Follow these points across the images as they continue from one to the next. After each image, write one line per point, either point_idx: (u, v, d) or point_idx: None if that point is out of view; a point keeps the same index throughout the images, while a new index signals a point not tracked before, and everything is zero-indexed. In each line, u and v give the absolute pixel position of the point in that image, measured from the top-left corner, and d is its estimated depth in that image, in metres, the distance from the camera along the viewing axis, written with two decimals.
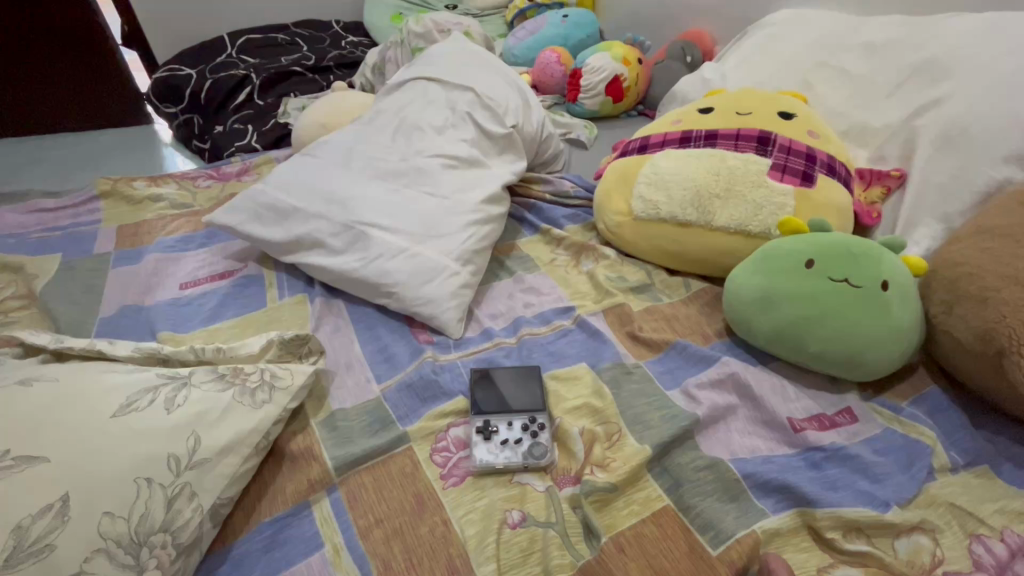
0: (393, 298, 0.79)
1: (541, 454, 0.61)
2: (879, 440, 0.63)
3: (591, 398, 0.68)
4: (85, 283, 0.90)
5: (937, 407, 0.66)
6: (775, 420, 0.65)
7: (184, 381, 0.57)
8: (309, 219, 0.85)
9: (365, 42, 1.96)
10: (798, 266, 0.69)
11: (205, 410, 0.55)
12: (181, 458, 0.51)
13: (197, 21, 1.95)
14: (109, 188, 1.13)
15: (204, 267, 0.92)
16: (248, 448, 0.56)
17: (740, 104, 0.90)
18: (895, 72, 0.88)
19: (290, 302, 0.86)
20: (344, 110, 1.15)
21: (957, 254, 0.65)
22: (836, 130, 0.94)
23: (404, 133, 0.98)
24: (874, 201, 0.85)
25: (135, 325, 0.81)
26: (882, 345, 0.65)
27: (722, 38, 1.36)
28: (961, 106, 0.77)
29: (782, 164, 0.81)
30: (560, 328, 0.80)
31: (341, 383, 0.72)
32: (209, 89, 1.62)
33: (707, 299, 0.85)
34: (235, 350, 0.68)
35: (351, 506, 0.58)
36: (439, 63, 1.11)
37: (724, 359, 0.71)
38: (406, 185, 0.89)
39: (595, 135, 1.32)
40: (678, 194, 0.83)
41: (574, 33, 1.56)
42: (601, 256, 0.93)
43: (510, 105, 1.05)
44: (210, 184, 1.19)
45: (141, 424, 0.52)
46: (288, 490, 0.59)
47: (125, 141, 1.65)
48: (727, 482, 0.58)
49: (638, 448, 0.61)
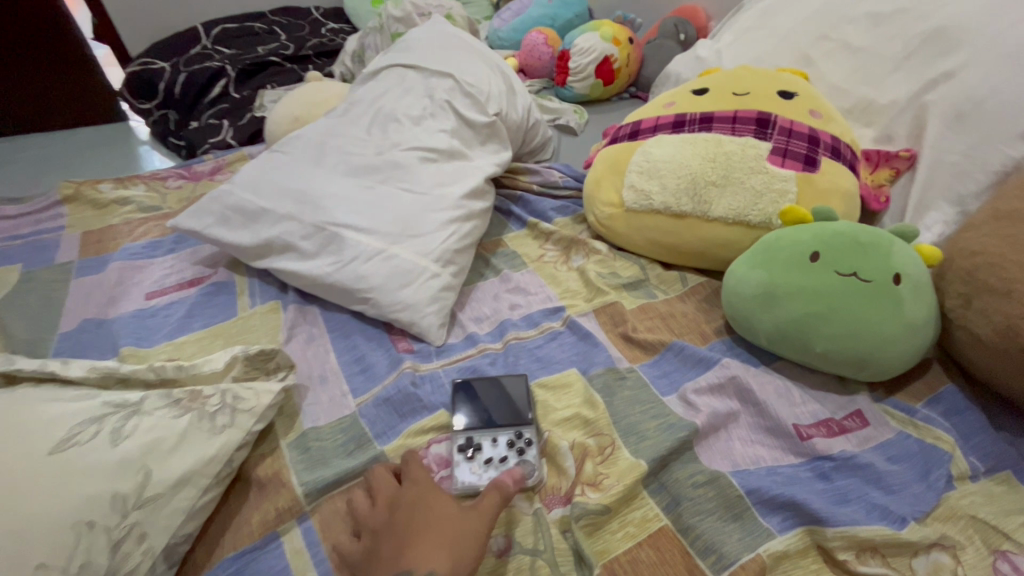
0: (370, 303, 0.74)
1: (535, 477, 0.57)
2: (892, 446, 0.59)
3: (583, 408, 0.64)
4: (44, 295, 0.84)
5: (954, 408, 0.61)
6: (780, 428, 0.60)
7: (133, 409, 0.52)
8: (278, 220, 0.80)
9: (346, 28, 1.89)
10: (802, 258, 0.64)
11: (157, 440, 0.50)
12: (128, 497, 0.47)
13: (169, 11, 1.87)
14: (73, 192, 1.07)
15: (172, 275, 0.87)
16: (207, 479, 0.51)
17: (737, 83, 0.84)
18: (903, 43, 0.82)
19: (262, 309, 0.81)
20: (317, 100, 1.08)
21: (974, 241, 0.60)
22: (839, 109, 0.88)
23: (379, 125, 0.92)
24: (882, 184, 0.80)
25: (97, 340, 0.76)
26: (895, 343, 0.60)
27: (716, 13, 1.29)
28: (974, 80, 0.72)
29: (783, 147, 0.76)
30: (549, 330, 0.75)
31: (314, 398, 0.67)
32: (183, 83, 1.56)
33: (705, 295, 0.79)
34: (197, 368, 0.62)
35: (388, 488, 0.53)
36: (417, 48, 1.05)
37: (724, 361, 0.66)
38: (381, 181, 0.83)
39: (585, 119, 1.26)
40: (672, 183, 0.78)
41: (562, 13, 1.48)
42: (592, 251, 0.88)
43: (493, 91, 0.99)
44: (181, 184, 1.13)
45: (83, 461, 0.47)
46: (255, 521, 0.54)
47: (99, 142, 1.60)
48: (729, 498, 0.54)
49: (633, 462, 0.57)
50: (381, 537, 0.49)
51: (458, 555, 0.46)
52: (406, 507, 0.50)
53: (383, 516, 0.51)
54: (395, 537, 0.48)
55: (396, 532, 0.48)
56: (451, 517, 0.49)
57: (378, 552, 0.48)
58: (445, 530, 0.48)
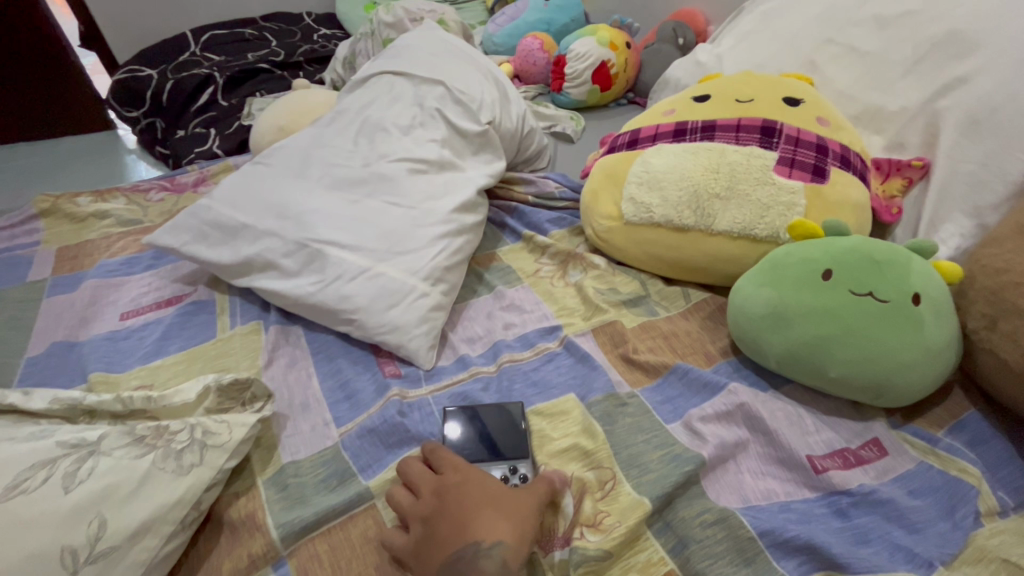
0: (355, 325, 0.70)
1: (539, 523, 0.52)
2: (913, 479, 0.55)
3: (581, 438, 0.59)
4: (13, 316, 0.80)
5: (978, 437, 0.57)
6: (792, 459, 0.56)
7: (91, 449, 0.48)
8: (259, 237, 0.75)
9: (339, 34, 1.85)
10: (813, 277, 0.60)
11: (115, 484, 0.46)
12: (80, 551, 0.42)
13: (157, 18, 1.84)
14: (49, 205, 1.03)
15: (149, 294, 0.83)
16: (171, 526, 0.47)
17: (740, 90, 0.80)
18: (912, 47, 0.79)
19: (242, 331, 0.76)
20: (303, 109, 1.04)
21: (997, 258, 0.56)
22: (846, 115, 0.84)
23: (366, 135, 0.88)
24: (893, 195, 0.76)
25: (66, 366, 0.71)
26: (914, 368, 0.56)
27: (715, 16, 1.26)
28: (989, 85, 0.69)
29: (790, 157, 0.72)
30: (545, 352, 0.71)
31: (294, 428, 0.63)
32: (170, 91, 1.52)
33: (709, 312, 0.75)
34: (167, 399, 0.58)
35: (426, 479, 0.52)
36: (406, 54, 1.01)
37: (731, 386, 0.62)
38: (368, 194, 0.79)
39: (582, 126, 1.23)
40: (673, 195, 0.74)
41: (558, 17, 1.44)
42: (590, 265, 0.84)
43: (485, 98, 0.95)
44: (163, 196, 1.09)
45: (30, 511, 0.43)
46: (226, 569, 0.50)
47: (83, 152, 1.56)
48: (740, 540, 0.50)
49: (635, 499, 0.53)
50: (435, 521, 0.48)
51: (520, 527, 0.47)
52: (454, 489, 0.50)
53: (431, 502, 0.50)
54: (452, 518, 0.47)
55: (452, 514, 0.47)
56: (507, 492, 0.50)
57: (437, 535, 0.47)
58: (506, 504, 0.48)
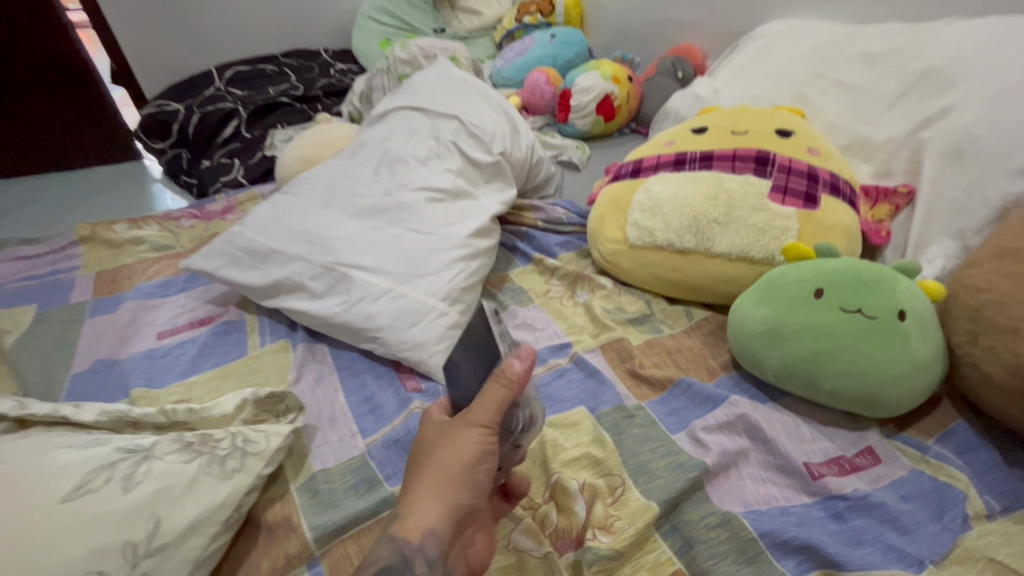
0: (379, 343, 0.75)
1: (523, 421, 0.51)
2: (905, 485, 0.58)
3: (592, 447, 0.63)
4: (58, 335, 0.86)
5: (966, 444, 0.61)
6: (790, 466, 0.60)
7: (145, 454, 0.53)
8: (289, 261, 0.81)
9: (354, 69, 1.96)
10: (805, 296, 0.65)
11: (166, 487, 0.50)
12: (138, 545, 0.47)
13: (184, 55, 1.94)
14: (88, 233, 1.09)
15: (184, 314, 0.89)
16: (216, 525, 0.51)
17: (735, 123, 0.86)
18: (896, 83, 0.85)
19: (272, 349, 0.81)
20: (326, 141, 1.11)
21: (977, 278, 0.60)
22: (836, 145, 0.90)
23: (387, 166, 0.94)
24: (882, 219, 0.81)
25: (109, 381, 0.77)
26: (902, 380, 0.60)
27: (712, 51, 1.33)
28: (968, 118, 0.74)
29: (783, 185, 0.77)
30: (556, 367, 0.75)
31: (323, 439, 0.67)
32: (197, 124, 1.61)
33: (710, 329, 0.80)
34: (207, 411, 0.63)
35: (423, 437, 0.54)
36: (423, 91, 1.08)
37: (732, 398, 0.66)
38: (389, 222, 0.85)
39: (588, 155, 1.29)
40: (674, 220, 0.79)
41: (563, 53, 1.53)
42: (597, 286, 0.89)
43: (497, 131, 1.02)
44: (194, 224, 1.16)
45: (94, 509, 0.47)
46: (264, 567, 0.54)
47: (113, 182, 1.64)
48: (742, 540, 0.53)
49: (643, 503, 0.56)
50: None
51: (426, 497, 0.46)
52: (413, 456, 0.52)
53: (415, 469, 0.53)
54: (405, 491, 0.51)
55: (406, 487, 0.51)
56: (431, 449, 0.49)
57: None
58: (419, 474, 0.48)
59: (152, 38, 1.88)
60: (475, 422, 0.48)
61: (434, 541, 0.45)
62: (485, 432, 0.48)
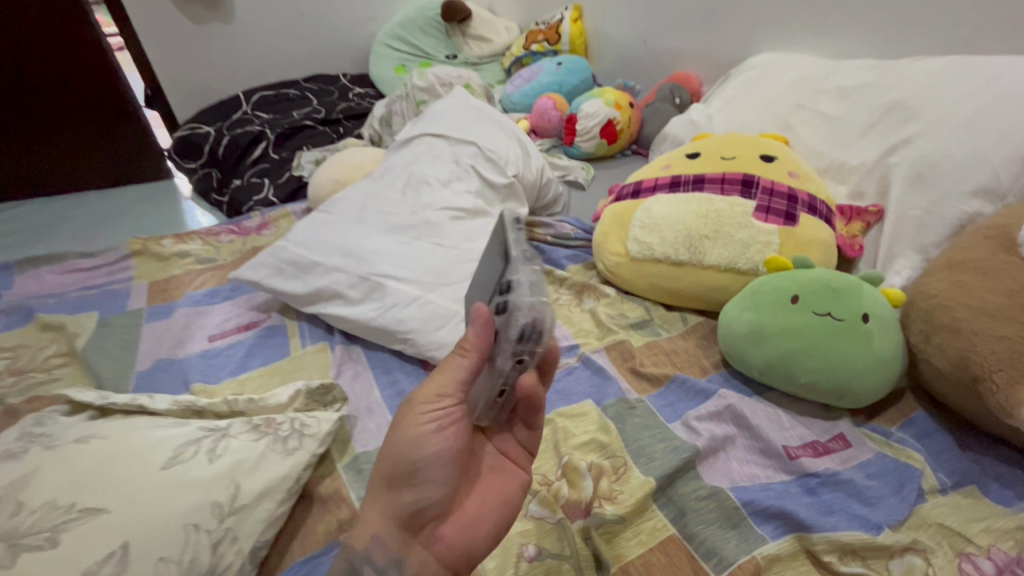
0: (409, 343, 0.85)
1: (513, 333, 0.47)
2: (871, 465, 0.67)
3: (598, 433, 0.73)
4: (120, 337, 0.96)
5: (924, 431, 0.70)
6: (771, 448, 0.69)
7: (222, 433, 0.63)
8: (328, 271, 0.92)
9: (372, 93, 2.09)
10: (783, 302, 0.75)
11: (242, 459, 0.60)
12: (224, 504, 0.56)
13: (214, 82, 2.08)
14: (140, 247, 1.21)
15: (231, 319, 0.99)
16: (282, 493, 0.61)
17: (725, 149, 0.96)
18: (868, 113, 0.95)
19: (312, 349, 0.92)
20: (355, 164, 1.23)
21: (931, 286, 0.70)
22: (816, 168, 1.00)
23: (412, 187, 1.05)
24: (855, 235, 0.90)
25: (170, 377, 0.87)
26: (867, 375, 0.69)
27: (707, 79, 1.45)
28: (928, 146, 0.84)
29: (766, 205, 0.87)
30: (566, 365, 0.85)
31: (363, 426, 0.77)
32: (228, 145, 1.73)
33: (703, 333, 0.89)
34: (264, 401, 0.73)
35: None
36: (443, 118, 1.20)
37: (721, 391, 0.76)
38: (416, 237, 0.95)
39: (592, 175, 1.40)
40: (670, 236, 0.89)
41: (568, 79, 1.64)
42: (602, 295, 0.98)
43: (511, 156, 1.13)
44: (232, 238, 1.27)
45: (187, 475, 0.57)
46: (319, 530, 0.63)
47: (149, 200, 1.76)
48: (727, 510, 0.62)
49: (643, 479, 0.65)
50: None
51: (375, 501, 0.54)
52: None
53: None
54: None
55: None
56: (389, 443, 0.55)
57: None
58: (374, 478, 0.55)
59: (186, 66, 2.03)
60: (414, 402, 0.53)
61: (377, 543, 0.52)
62: (421, 419, 0.52)
